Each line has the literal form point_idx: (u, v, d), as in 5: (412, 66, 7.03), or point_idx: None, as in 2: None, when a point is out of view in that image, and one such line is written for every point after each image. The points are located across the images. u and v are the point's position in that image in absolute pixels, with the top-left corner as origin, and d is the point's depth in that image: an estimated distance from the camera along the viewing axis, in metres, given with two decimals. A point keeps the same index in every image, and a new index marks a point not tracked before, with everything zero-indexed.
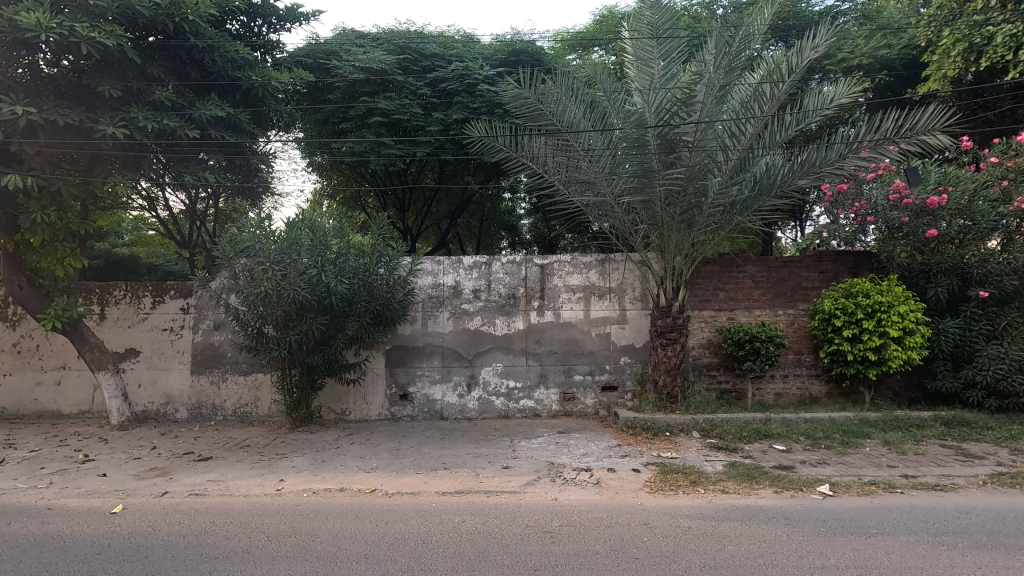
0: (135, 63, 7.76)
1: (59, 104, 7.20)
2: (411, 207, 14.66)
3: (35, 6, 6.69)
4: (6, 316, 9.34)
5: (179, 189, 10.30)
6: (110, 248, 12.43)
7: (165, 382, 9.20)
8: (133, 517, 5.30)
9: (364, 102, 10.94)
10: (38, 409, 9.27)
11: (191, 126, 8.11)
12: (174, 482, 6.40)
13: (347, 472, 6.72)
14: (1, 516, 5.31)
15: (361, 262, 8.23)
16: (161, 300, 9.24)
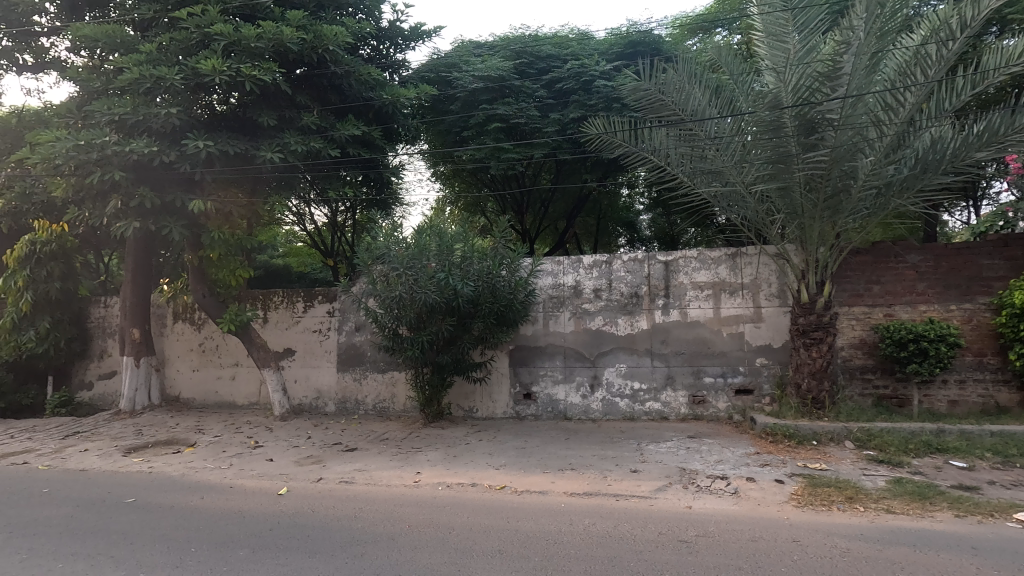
0: (287, 94, 8.74)
1: (229, 137, 8.31)
2: (529, 210, 14.87)
3: (211, 54, 7.76)
4: (194, 320, 10.98)
5: (323, 204, 11.41)
6: (269, 260, 14.10)
7: (316, 378, 10.22)
8: (296, 499, 5.95)
9: (483, 110, 11.30)
10: (219, 399, 10.78)
11: (332, 146, 8.96)
12: (328, 469, 7.09)
13: (477, 468, 6.96)
14: (196, 491, 6.24)
15: (485, 264, 8.51)
16: (311, 304, 10.29)
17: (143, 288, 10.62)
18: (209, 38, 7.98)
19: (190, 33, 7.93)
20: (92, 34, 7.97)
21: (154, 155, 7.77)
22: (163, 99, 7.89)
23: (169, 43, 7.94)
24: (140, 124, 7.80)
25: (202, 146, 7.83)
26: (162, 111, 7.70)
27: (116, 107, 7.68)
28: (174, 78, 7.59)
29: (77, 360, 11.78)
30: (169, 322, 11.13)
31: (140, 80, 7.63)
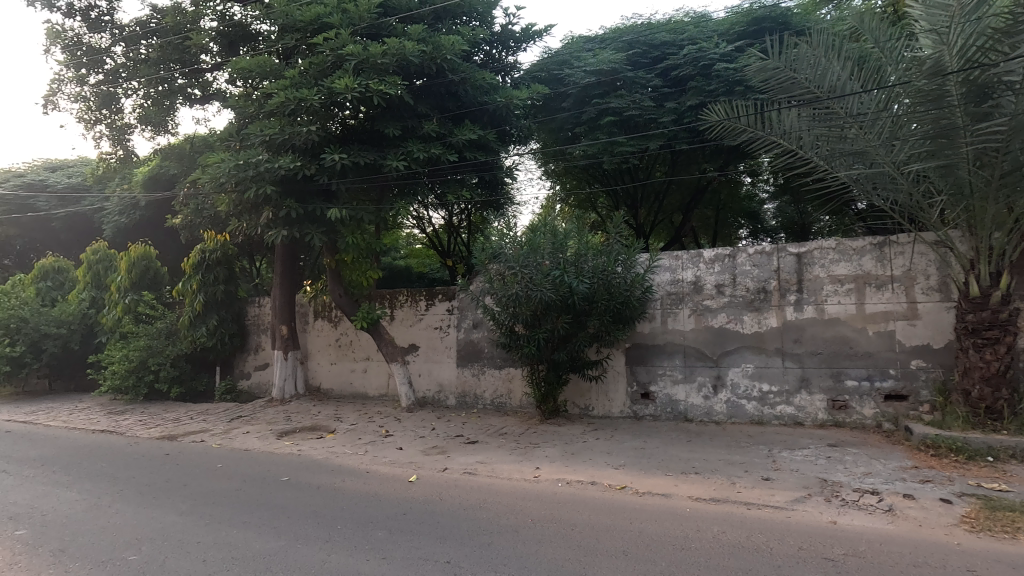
0: (409, 105, 9.29)
1: (360, 149, 9.02)
2: (642, 203, 14.48)
3: (344, 73, 8.47)
4: (331, 318, 12.07)
5: (441, 208, 11.98)
6: (392, 262, 15.08)
7: (437, 373, 10.75)
8: (425, 487, 6.31)
9: (596, 105, 11.16)
10: (353, 390, 11.75)
11: (451, 151, 9.38)
12: (452, 460, 7.44)
13: (596, 466, 6.91)
14: (339, 473, 6.86)
15: (600, 261, 8.42)
16: (432, 303, 10.86)
17: (290, 289, 11.89)
18: (342, 59, 8.72)
19: (325, 56, 8.71)
20: (248, 66, 9.06)
21: (298, 169, 8.65)
22: (304, 118, 8.75)
23: (309, 67, 8.78)
24: (286, 143, 8.72)
25: (337, 158, 8.57)
26: (304, 129, 8.55)
27: (267, 129, 8.66)
28: (313, 99, 8.38)
29: (238, 353, 13.47)
30: (311, 319, 12.34)
31: (285, 102, 8.52)
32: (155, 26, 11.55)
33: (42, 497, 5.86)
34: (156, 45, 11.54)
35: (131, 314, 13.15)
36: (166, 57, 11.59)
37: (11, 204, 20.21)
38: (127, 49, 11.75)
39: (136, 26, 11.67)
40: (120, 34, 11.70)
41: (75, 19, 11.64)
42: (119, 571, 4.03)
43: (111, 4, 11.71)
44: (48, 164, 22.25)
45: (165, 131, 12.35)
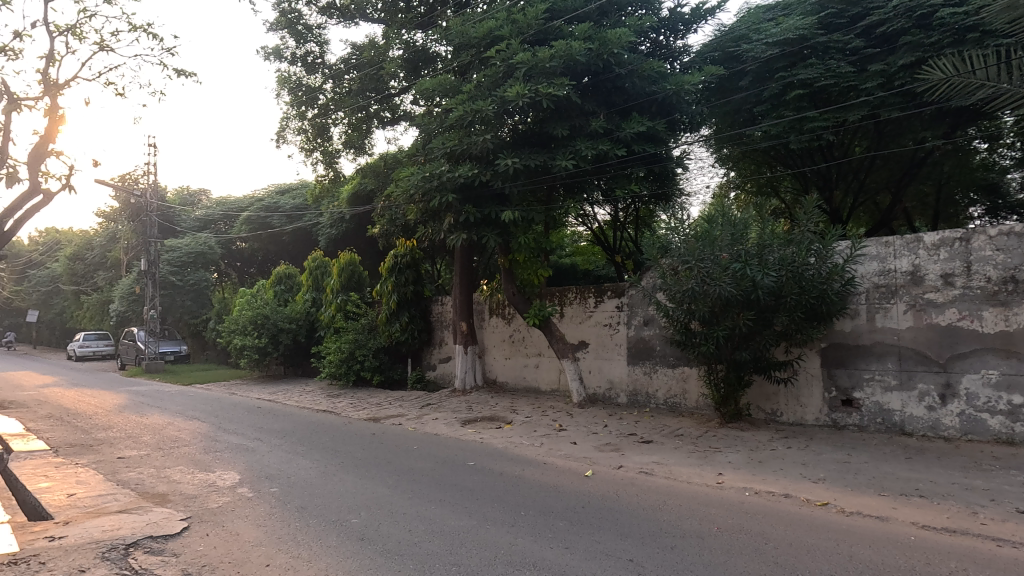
0: (577, 104, 9.40)
1: (530, 151, 9.36)
2: (839, 183, 12.75)
3: (515, 81, 8.88)
4: (505, 315, 12.75)
5: (607, 204, 11.89)
6: (559, 260, 15.38)
7: (608, 370, 10.69)
8: (601, 482, 6.33)
9: (780, 79, 10.14)
10: (526, 384, 12.25)
11: (619, 146, 9.28)
12: (627, 458, 7.35)
13: (789, 478, 6.27)
14: (518, 463, 7.20)
15: (789, 251, 7.64)
16: (601, 300, 10.85)
17: (469, 288, 12.84)
18: (512, 68, 9.14)
19: (498, 67, 9.21)
20: (431, 86, 9.96)
21: (475, 176, 9.28)
22: (479, 128, 9.34)
23: (483, 80, 9.35)
24: (464, 153, 9.41)
25: (510, 163, 8.99)
26: (480, 138, 9.13)
27: (448, 142, 9.43)
28: (487, 108, 8.90)
29: (425, 347, 14.91)
30: (487, 316, 13.17)
31: (463, 115, 9.19)
32: (354, 61, 13.30)
33: (287, 463, 7.13)
34: (356, 77, 13.24)
35: (342, 312, 15.38)
36: (363, 87, 13.27)
37: (255, 224, 24.93)
38: (334, 85, 13.67)
39: (340, 64, 13.53)
40: (329, 72, 13.67)
41: (297, 65, 13.92)
42: (346, 531, 4.72)
43: (322, 48, 13.77)
44: (279, 189, 26.95)
45: (364, 152, 14.15)
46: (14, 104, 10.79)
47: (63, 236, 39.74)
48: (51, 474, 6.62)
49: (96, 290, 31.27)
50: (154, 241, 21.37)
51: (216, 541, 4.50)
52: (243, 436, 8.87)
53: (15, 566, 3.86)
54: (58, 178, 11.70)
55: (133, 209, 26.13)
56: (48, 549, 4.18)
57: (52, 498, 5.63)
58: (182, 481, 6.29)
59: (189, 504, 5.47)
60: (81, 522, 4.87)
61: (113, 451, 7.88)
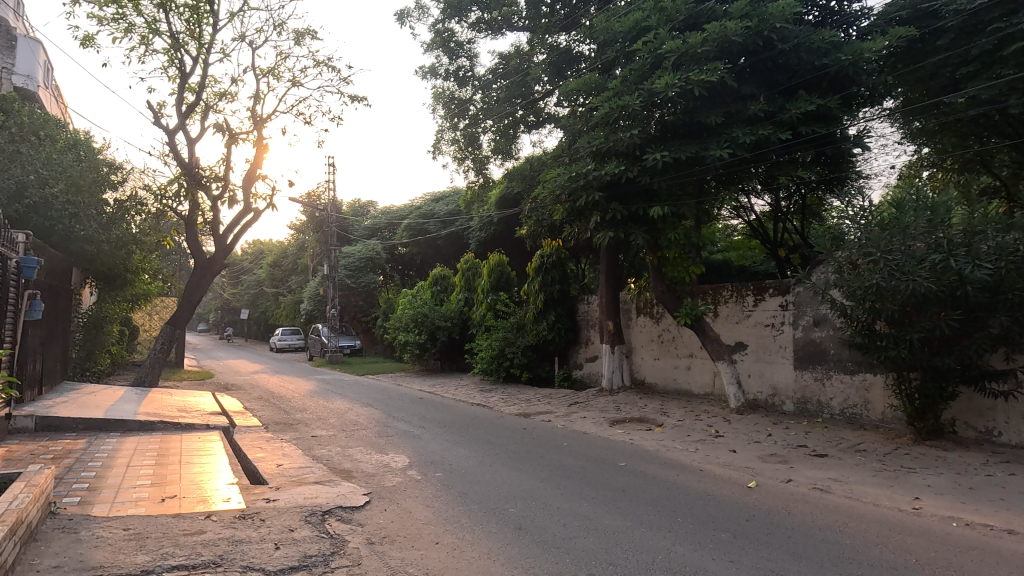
0: (733, 88, 8.78)
1: (680, 143, 8.95)
2: None
3: (664, 71, 8.55)
4: (654, 314, 12.37)
5: (766, 194, 10.94)
6: (711, 256, 14.50)
7: (771, 375, 9.81)
8: (767, 496, 5.83)
9: (994, 32, 8.44)
10: (677, 387, 11.73)
11: (783, 129, 8.49)
12: (796, 472, 6.68)
13: (1012, 511, 5.21)
14: (672, 468, 6.93)
15: (1008, 238, 6.39)
16: (762, 298, 10.01)
17: (615, 287, 12.68)
18: (660, 58, 8.82)
19: (645, 59, 8.94)
20: (576, 86, 10.01)
21: (622, 173, 9.12)
22: (625, 123, 9.14)
23: (629, 74, 9.14)
24: (610, 150, 9.30)
25: (659, 157, 8.69)
26: (626, 134, 8.95)
27: (594, 140, 9.38)
28: (634, 103, 8.69)
29: (572, 345, 15.02)
30: (634, 315, 12.89)
31: (609, 112, 9.07)
32: (501, 70, 13.87)
33: (448, 451, 7.67)
34: (503, 86, 13.78)
35: (492, 311, 16.15)
36: (510, 94, 13.78)
37: (415, 230, 27.24)
38: (483, 95, 14.39)
39: (489, 74, 14.20)
40: (478, 83, 14.42)
41: (450, 80, 14.89)
42: (504, 519, 4.95)
43: (472, 61, 14.58)
44: (433, 197, 29.12)
45: (511, 157, 14.68)
46: (233, 139, 13.05)
47: (265, 247, 47.17)
48: (264, 447, 7.89)
49: (290, 292, 36.61)
50: (333, 249, 24.41)
51: (393, 517, 5.00)
52: (409, 424, 9.74)
53: (245, 520, 4.66)
54: (264, 198, 13.90)
55: (317, 221, 30.11)
56: (266, 509, 4.99)
57: (266, 467, 6.71)
58: (362, 461, 7.09)
59: (369, 482, 6.15)
60: (288, 488, 5.74)
61: (308, 430, 9.16)
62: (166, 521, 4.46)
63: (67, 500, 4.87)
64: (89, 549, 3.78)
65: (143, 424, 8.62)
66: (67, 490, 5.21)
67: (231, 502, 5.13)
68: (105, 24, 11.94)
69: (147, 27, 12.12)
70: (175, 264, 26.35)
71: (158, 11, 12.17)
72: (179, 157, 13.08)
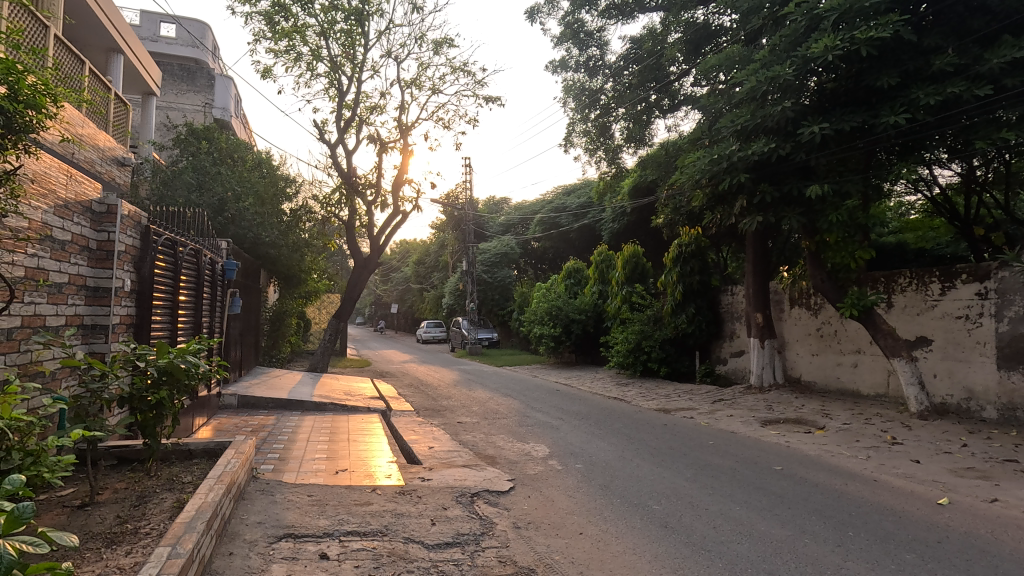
0: (911, 42, 7.61)
1: (843, 113, 7.97)
2: None
3: (822, 34, 7.67)
4: (811, 305, 11.22)
5: (954, 164, 9.31)
6: (880, 238, 12.73)
7: (965, 375, 8.37)
8: (965, 515, 4.98)
9: None
10: (841, 386, 10.50)
11: (981, 84, 7.13)
12: (1004, 490, 5.62)
13: None
14: (840, 476, 6.22)
15: None
16: (952, 286, 8.56)
17: (764, 277, 11.71)
18: (817, 19, 7.91)
19: (798, 24, 8.09)
20: (717, 62, 9.39)
21: (772, 152, 8.35)
22: (775, 97, 8.36)
23: (779, 43, 8.38)
24: (758, 127, 8.57)
25: (816, 129, 7.82)
26: (777, 107, 8.19)
27: (738, 119, 8.71)
28: (786, 72, 7.91)
29: (714, 339, 14.17)
30: (787, 307, 11.81)
31: (756, 86, 8.34)
32: (633, 55, 13.47)
33: (587, 443, 7.68)
34: (635, 71, 13.38)
35: (627, 303, 15.73)
36: (644, 79, 13.29)
37: (547, 225, 27.55)
38: (614, 83, 14.08)
39: (620, 61, 13.86)
40: (609, 71, 14.14)
41: (580, 72, 14.79)
42: (648, 516, 4.82)
43: (603, 50, 14.36)
44: (565, 191, 29.18)
45: (644, 143, 14.21)
46: (383, 147, 14.28)
47: (411, 246, 50.93)
48: (416, 430, 8.55)
49: (433, 287, 39.16)
50: (471, 246, 25.61)
51: (536, 503, 5.13)
52: (548, 415, 9.92)
53: (404, 496, 5.10)
54: (410, 201, 15.03)
55: (455, 220, 31.88)
56: (422, 487, 5.41)
57: (419, 448, 7.27)
58: (504, 448, 7.37)
59: (513, 468, 6.38)
60: (440, 470, 6.16)
61: (454, 417, 9.75)
62: (340, 491, 5.04)
63: (264, 467, 5.72)
64: (283, 510, 4.40)
65: (318, 404, 9.82)
66: (264, 458, 6.13)
67: (392, 478, 5.64)
68: (280, 56, 13.72)
69: (312, 54, 13.71)
70: (337, 264, 29.63)
71: (320, 39, 13.70)
72: (340, 167, 14.62)
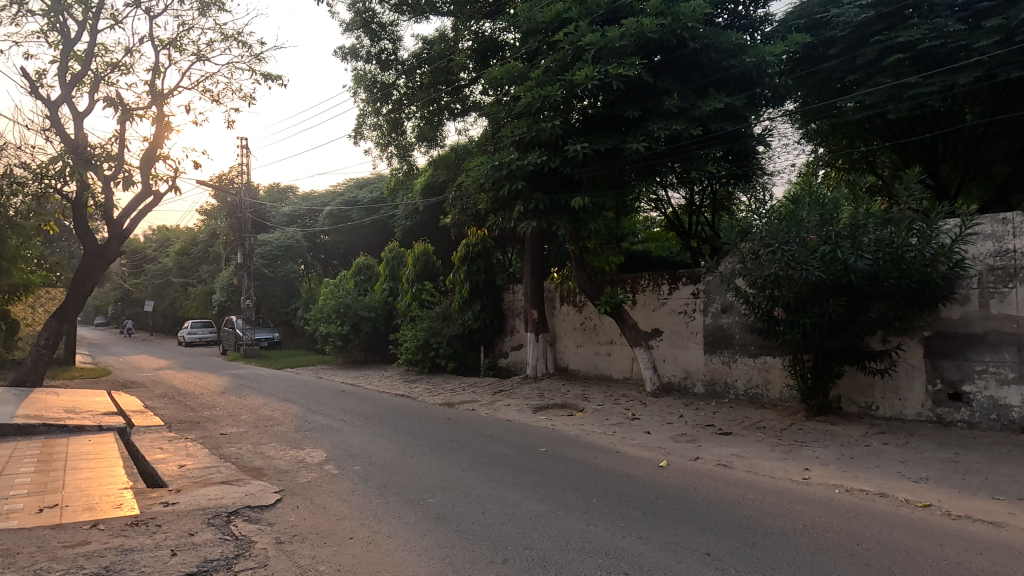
0: (649, 83, 9.14)
1: (600, 136, 9.19)
2: (947, 157, 11.80)
3: (584, 64, 8.77)
4: (576, 302, 12.68)
5: (680, 188, 11.38)
6: (631, 246, 14.99)
7: (683, 359, 10.36)
8: (678, 473, 6.16)
9: (876, 43, 9.40)
10: (598, 372, 12.11)
11: (695, 125, 8.94)
12: (704, 449, 7.11)
13: (886, 477, 5.79)
14: (593, 451, 7.17)
15: (885, 232, 7.14)
16: (676, 286, 10.52)
17: (538, 276, 12.87)
18: (581, 50, 8.98)
19: (566, 51, 9.10)
20: (499, 74, 10.01)
21: (544, 163, 9.25)
22: (547, 114, 9.25)
23: (551, 66, 9.27)
24: (533, 139, 9.38)
25: (580, 148, 8.90)
26: (548, 124, 9.07)
27: (517, 129, 9.41)
28: (555, 93, 8.82)
29: (498, 335, 15.14)
30: (558, 304, 13.16)
31: (532, 102, 9.13)
32: (426, 56, 13.58)
33: (368, 443, 7.51)
34: (427, 71, 13.55)
35: (417, 301, 15.84)
36: (435, 80, 13.49)
37: (336, 218, 26.09)
38: (407, 80, 14.07)
39: (412, 59, 13.88)
40: (402, 68, 14.04)
41: (372, 63, 14.38)
42: (423, 509, 4.91)
43: (395, 44, 14.14)
44: (357, 184, 28.14)
45: (436, 144, 14.47)
46: (128, 114, 11.94)
47: (174, 235, 43.69)
48: (165, 448, 7.34)
49: (201, 283, 34.21)
50: (247, 236, 23.02)
51: (305, 513, 4.83)
52: (329, 418, 9.42)
53: (137, 527, 4.34)
54: (166, 180, 12.84)
55: (228, 207, 28.33)
56: (163, 513, 4.65)
57: (167, 468, 6.27)
58: (275, 457, 6.78)
59: (282, 479, 5.89)
60: (191, 490, 5.38)
61: (216, 428, 8.64)
62: (43, 534, 4.06)
63: None
64: None
65: (21, 428, 7.76)
66: None
67: (124, 508, 4.75)
68: None
69: None
70: (62, 251, 23.95)
71: None
72: (64, 132, 11.79)
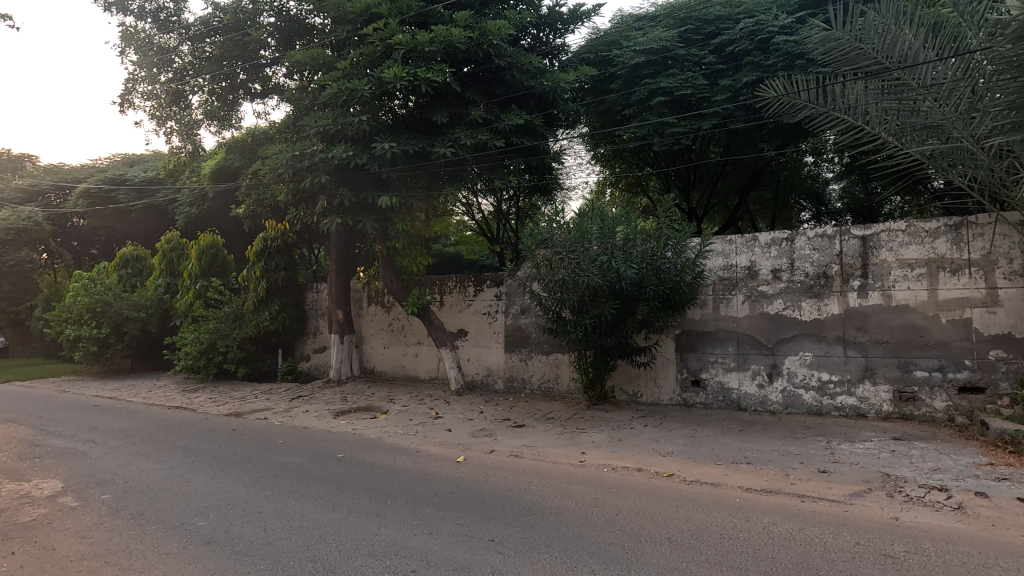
0: (457, 91, 9.42)
1: (409, 137, 9.19)
2: (697, 186, 14.40)
3: (393, 62, 8.67)
4: (384, 303, 12.44)
5: (488, 195, 11.93)
6: (442, 248, 15.22)
7: (486, 357, 10.88)
8: (474, 467, 6.45)
9: (646, 85, 11.07)
10: (405, 372, 12.07)
11: (498, 136, 9.48)
12: (500, 442, 7.57)
13: (644, 453, 6.83)
14: (394, 452, 7.12)
15: (648, 246, 8.37)
16: (481, 288, 10.99)
17: (344, 275, 12.34)
18: (391, 47, 8.88)
19: (376, 46, 8.90)
20: (303, 58, 9.36)
21: (350, 158, 8.92)
22: (355, 108, 8.95)
23: (360, 59, 8.99)
24: (339, 133, 9.00)
25: (387, 147, 8.79)
26: (356, 119, 8.79)
27: (321, 120, 8.92)
28: (363, 88, 8.59)
29: (298, 336, 14.12)
30: (365, 304, 12.77)
31: (338, 93, 8.75)
32: (216, 24, 11.97)
33: (126, 466, 6.40)
34: (219, 42, 11.98)
35: (202, 300, 13.97)
36: (228, 53, 12.02)
37: (94, 197, 21.71)
38: (193, 47, 12.35)
39: (200, 24, 12.16)
40: (187, 32, 12.26)
41: (147, 21, 12.35)
42: (190, 535, 4.35)
43: (178, 4, 12.29)
44: (126, 161, 23.85)
45: (229, 125, 12.98)
46: None
47: None
48: None
49: None
50: None
51: (22, 560, 3.93)
52: (72, 440, 7.78)
53: None
54: None
55: None
56: None
57: None
58: None
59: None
60: None
61: None
62: None
63: None
64: None
65: None
66: None
67: None
68: None
69: None
70: None
71: None
72: None
